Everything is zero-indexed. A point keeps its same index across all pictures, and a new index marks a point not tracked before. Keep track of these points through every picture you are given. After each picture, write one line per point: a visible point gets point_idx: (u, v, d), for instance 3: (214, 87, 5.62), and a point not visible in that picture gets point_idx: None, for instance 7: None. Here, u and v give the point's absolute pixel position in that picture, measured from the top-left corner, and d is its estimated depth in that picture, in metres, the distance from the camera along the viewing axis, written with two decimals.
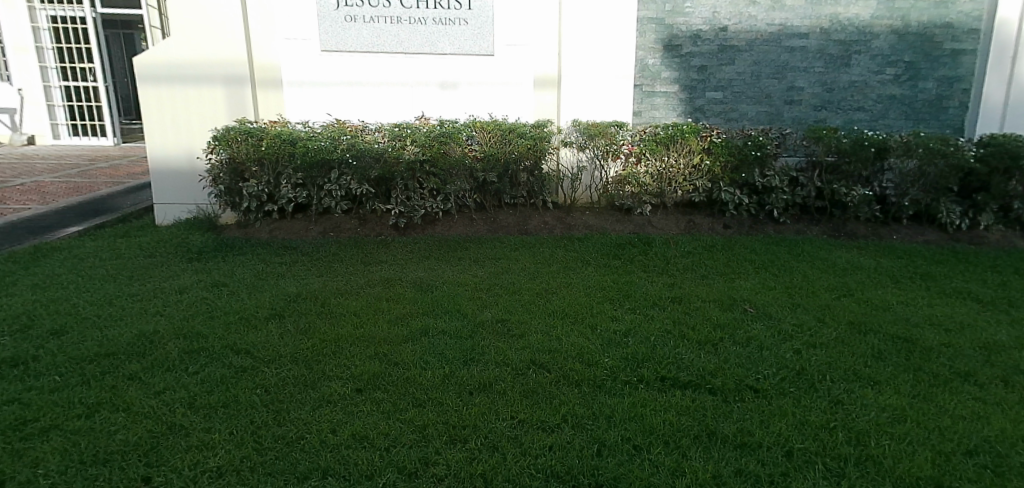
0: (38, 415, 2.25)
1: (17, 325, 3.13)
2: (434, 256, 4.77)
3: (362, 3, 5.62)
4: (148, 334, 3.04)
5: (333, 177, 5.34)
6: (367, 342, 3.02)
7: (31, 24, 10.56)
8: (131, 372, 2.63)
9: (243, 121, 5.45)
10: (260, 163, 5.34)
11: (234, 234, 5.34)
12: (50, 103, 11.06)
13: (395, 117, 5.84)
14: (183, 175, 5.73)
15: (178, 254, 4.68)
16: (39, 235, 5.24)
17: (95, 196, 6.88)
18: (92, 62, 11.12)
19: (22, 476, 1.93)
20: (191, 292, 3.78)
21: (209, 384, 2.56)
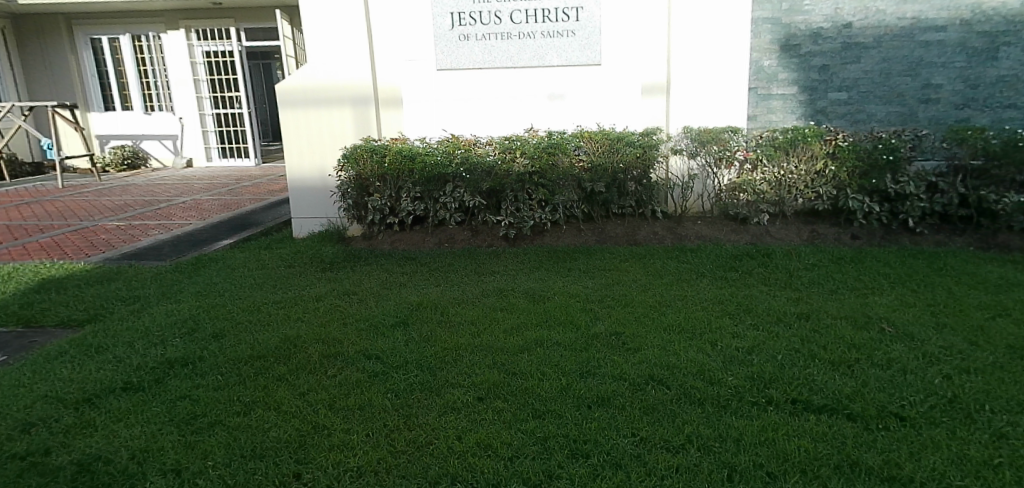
0: (205, 411, 2.52)
1: (185, 328, 3.53)
2: (544, 267, 4.83)
3: (475, 22, 5.81)
4: (292, 339, 3.32)
5: (448, 190, 5.56)
6: (485, 351, 3.11)
7: (190, 59, 11.91)
8: (279, 374, 2.89)
9: (368, 139, 5.80)
10: (383, 178, 5.65)
11: (360, 245, 5.70)
12: (204, 129, 12.39)
13: (506, 130, 6.00)
14: (313, 190, 6.17)
15: (313, 264, 5.06)
16: (199, 247, 5.87)
17: (241, 212, 7.61)
18: (238, 90, 12.14)
19: (195, 466, 2.13)
20: (325, 299, 4.08)
21: (345, 387, 2.74)
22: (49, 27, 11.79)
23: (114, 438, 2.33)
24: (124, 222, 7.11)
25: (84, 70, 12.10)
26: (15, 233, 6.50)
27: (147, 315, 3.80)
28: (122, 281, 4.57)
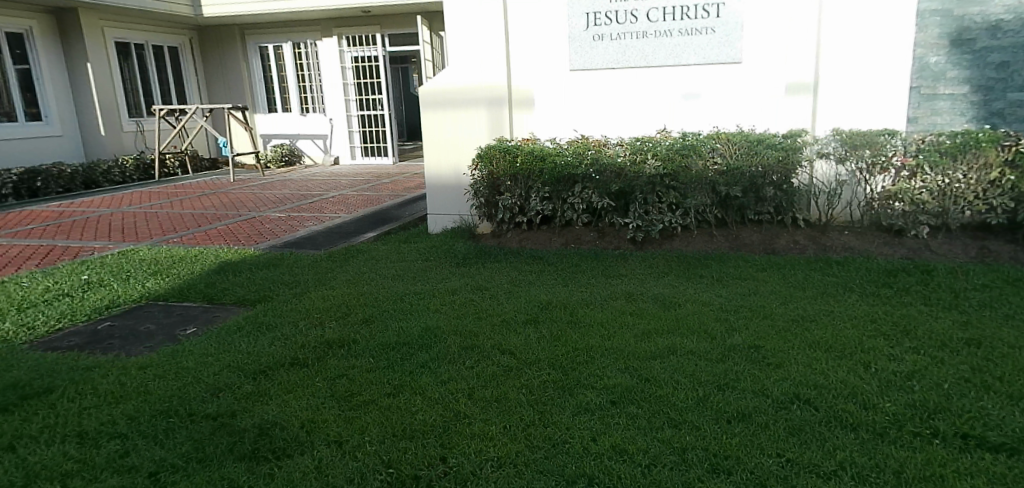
0: (359, 391, 2.74)
1: (338, 312, 3.86)
2: (674, 272, 4.72)
3: (611, 21, 5.80)
4: (432, 328, 3.52)
5: (576, 191, 5.58)
6: (617, 354, 3.12)
7: (340, 64, 12.88)
8: (422, 361, 3.07)
9: (501, 139, 5.95)
10: (513, 177, 5.76)
11: (490, 243, 5.89)
12: (349, 129, 13.34)
13: (637, 131, 5.93)
14: (448, 188, 6.46)
15: (447, 259, 5.31)
16: (348, 238, 6.37)
17: (382, 207, 8.13)
18: (380, 93, 12.94)
19: (354, 440, 2.34)
20: (459, 293, 4.28)
21: (483, 379, 2.86)
22: (227, 37, 13.28)
23: (285, 407, 2.61)
24: (284, 213, 7.86)
25: (252, 75, 13.46)
26: (199, 221, 7.42)
27: (306, 298, 4.20)
28: (284, 267, 5.07)
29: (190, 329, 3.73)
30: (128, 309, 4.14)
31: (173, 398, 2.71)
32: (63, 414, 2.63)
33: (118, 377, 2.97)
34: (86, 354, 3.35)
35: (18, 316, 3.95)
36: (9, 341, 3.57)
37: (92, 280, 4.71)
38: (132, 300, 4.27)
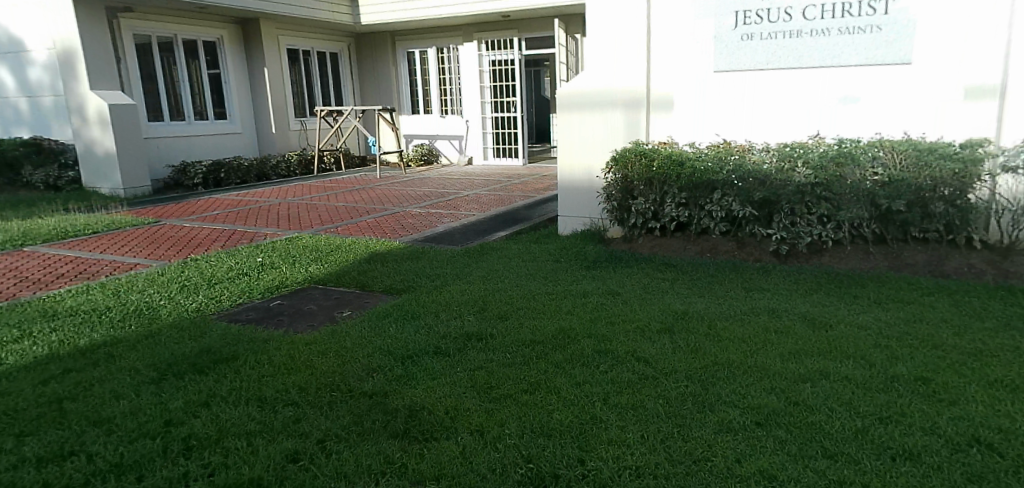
0: (498, 384, 2.84)
1: (475, 307, 4.00)
2: (824, 291, 4.38)
3: (762, 20, 5.49)
4: (566, 330, 3.54)
5: (715, 198, 5.32)
6: (761, 374, 2.96)
7: (478, 68, 13.31)
8: (557, 361, 3.11)
9: (638, 142, 5.85)
10: (648, 182, 5.62)
11: (620, 247, 5.81)
12: (484, 131, 13.77)
13: (786, 137, 5.58)
14: (581, 190, 6.45)
15: (579, 261, 5.32)
16: (482, 236, 6.58)
17: (514, 207, 8.31)
18: (514, 96, 13.17)
19: (494, 432, 2.42)
20: (592, 296, 4.27)
21: (619, 385, 2.84)
22: (379, 43, 14.23)
23: (430, 393, 2.76)
24: (424, 209, 8.29)
25: (400, 78, 14.27)
26: (350, 214, 8.02)
27: (446, 291, 4.40)
28: (426, 260, 5.34)
29: (346, 312, 4.06)
30: (294, 290, 4.59)
31: (334, 375, 2.98)
32: (245, 379, 2.98)
33: (288, 350, 3.31)
34: (260, 327, 3.76)
35: (207, 290, 4.51)
36: (201, 311, 4.10)
37: (264, 262, 5.27)
38: (297, 282, 4.72)
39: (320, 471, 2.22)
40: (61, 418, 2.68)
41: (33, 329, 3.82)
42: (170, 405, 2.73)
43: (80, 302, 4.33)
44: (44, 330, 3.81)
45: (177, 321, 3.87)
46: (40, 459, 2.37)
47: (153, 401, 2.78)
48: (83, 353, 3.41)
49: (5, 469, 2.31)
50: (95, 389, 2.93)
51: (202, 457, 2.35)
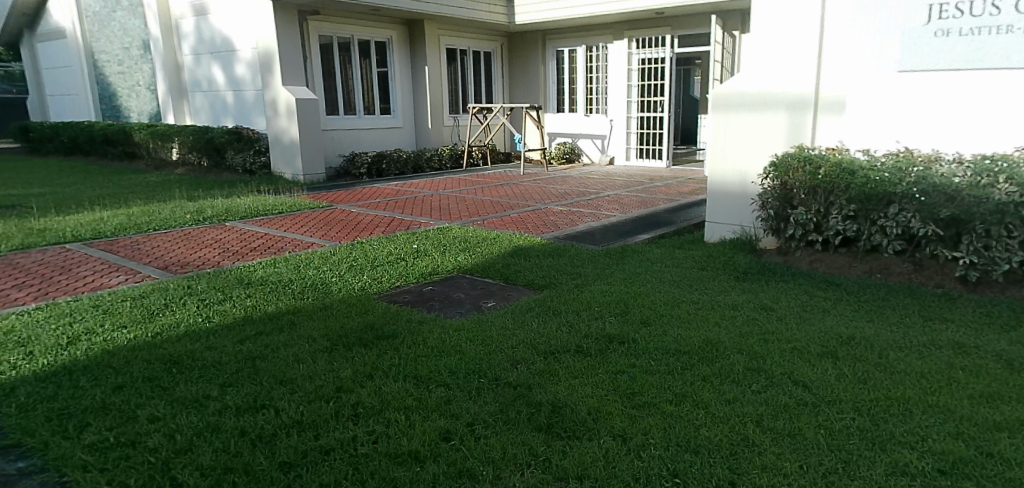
0: (642, 391, 2.79)
1: (618, 309, 3.97)
2: (1022, 328, 3.81)
3: (961, 14, 4.82)
4: (715, 343, 3.40)
5: (891, 212, 4.79)
6: (944, 416, 2.64)
7: (627, 66, 13.15)
8: (705, 375, 2.99)
9: (802, 147, 5.46)
10: (812, 191, 5.20)
11: (774, 259, 5.46)
12: (628, 131, 13.53)
13: (984, 147, 4.89)
14: (734, 195, 6.12)
15: (726, 271, 5.07)
16: (625, 237, 6.49)
17: (657, 210, 8.10)
18: (663, 95, 12.84)
19: (639, 440, 2.39)
20: (742, 309, 4.05)
21: (773, 407, 2.68)
22: (531, 42, 14.49)
23: (573, 391, 2.79)
24: (567, 208, 8.33)
25: (548, 76, 14.46)
26: (497, 208, 8.28)
27: (588, 290, 4.40)
28: (567, 258, 5.38)
29: (491, 302, 4.21)
30: (445, 277, 4.83)
31: (482, 362, 3.10)
32: (403, 356, 3.19)
33: (441, 334, 3.50)
34: (415, 310, 4.01)
35: (370, 271, 4.90)
36: (364, 290, 4.46)
37: (419, 249, 5.61)
38: (448, 270, 4.96)
39: (470, 453, 2.33)
40: (253, 373, 3.06)
41: (232, 294, 4.38)
42: (340, 373, 3.00)
43: (267, 273, 4.90)
44: (240, 295, 4.35)
45: (344, 297, 4.25)
46: (238, 408, 2.72)
47: (326, 367, 3.08)
48: (270, 318, 3.85)
49: (212, 413, 2.69)
50: (279, 352, 3.30)
51: (366, 424, 2.56)
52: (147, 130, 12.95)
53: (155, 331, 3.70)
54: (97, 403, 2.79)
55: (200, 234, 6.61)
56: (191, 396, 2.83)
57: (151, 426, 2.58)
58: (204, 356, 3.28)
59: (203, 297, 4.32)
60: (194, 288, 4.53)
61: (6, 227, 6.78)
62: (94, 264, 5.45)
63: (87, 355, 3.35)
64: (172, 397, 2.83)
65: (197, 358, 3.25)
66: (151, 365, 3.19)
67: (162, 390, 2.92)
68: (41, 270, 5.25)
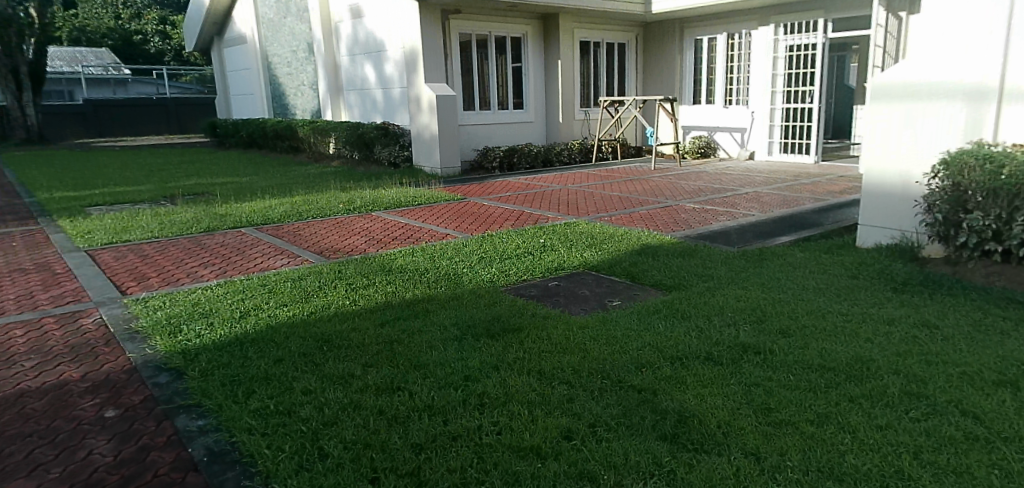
0: (779, 407, 2.61)
1: (754, 316, 3.74)
2: None
3: None
4: (866, 360, 3.10)
5: None
6: None
7: (772, 54, 12.31)
8: (853, 395, 2.74)
9: (981, 143, 4.82)
10: (991, 192, 4.57)
11: (940, 270, 4.87)
12: (772, 124, 12.68)
13: None
14: (893, 196, 5.52)
15: (881, 281, 4.60)
16: (764, 239, 6.10)
17: (801, 210, 7.53)
18: (812, 85, 11.84)
19: (774, 460, 2.24)
20: (898, 325, 3.65)
21: (935, 439, 2.39)
22: (669, 32, 14.01)
23: (702, 401, 2.67)
24: (699, 205, 8.00)
25: (684, 67, 13.94)
26: (627, 204, 8.12)
27: (719, 294, 4.19)
28: (699, 258, 5.16)
29: (617, 301, 4.14)
30: (571, 273, 4.82)
31: (606, 362, 3.06)
32: (528, 350, 3.23)
33: (566, 330, 3.50)
34: (541, 304, 4.05)
35: (500, 264, 5.01)
36: (493, 282, 4.56)
37: (546, 243, 5.65)
38: (574, 266, 4.95)
39: (591, 455, 2.31)
40: (390, 356, 3.24)
41: (375, 280, 4.68)
42: (469, 362, 3.09)
43: (406, 262, 5.18)
44: (383, 281, 4.63)
45: (474, 288, 4.38)
46: (377, 387, 2.90)
47: (456, 356, 3.19)
48: (408, 304, 4.07)
49: (354, 390, 2.88)
50: (413, 337, 3.47)
51: (491, 415, 2.62)
52: (308, 125, 14.20)
53: (310, 310, 4.04)
54: (260, 372, 3.11)
55: (350, 222, 7.13)
56: (338, 373, 3.06)
57: (303, 398, 2.82)
58: (349, 336, 3.53)
59: (350, 282, 4.64)
60: (343, 273, 4.89)
61: (196, 211, 7.77)
62: (263, 247, 6.07)
63: (254, 329, 3.74)
64: (321, 373, 3.08)
65: (344, 339, 3.50)
66: (305, 341, 3.49)
67: (313, 365, 3.19)
68: (221, 250, 5.93)
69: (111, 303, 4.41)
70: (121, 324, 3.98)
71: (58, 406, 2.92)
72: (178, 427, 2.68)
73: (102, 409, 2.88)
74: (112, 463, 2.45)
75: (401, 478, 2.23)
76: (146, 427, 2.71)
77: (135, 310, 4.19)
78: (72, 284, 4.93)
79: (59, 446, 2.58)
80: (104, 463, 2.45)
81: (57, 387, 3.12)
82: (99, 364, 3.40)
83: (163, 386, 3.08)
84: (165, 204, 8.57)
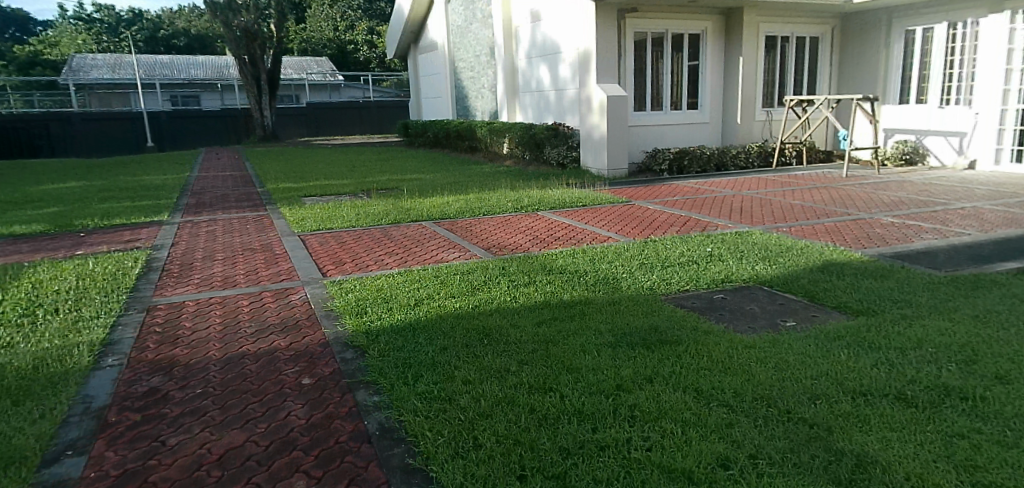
0: (989, 467, 2.21)
1: (963, 354, 3.20)
2: None
3: None
4: None
5: None
6: None
7: (1008, 46, 10.37)
8: None
9: None
10: None
11: None
12: (1002, 128, 10.78)
13: None
14: None
15: None
16: (980, 263, 5.21)
17: None
18: None
19: None
20: None
21: None
22: (874, 23, 12.54)
23: (888, 447, 2.34)
24: (899, 219, 7.05)
25: (892, 62, 12.32)
26: (811, 214, 7.41)
27: (918, 324, 3.65)
28: (895, 281, 4.55)
29: (791, 321, 3.79)
30: (739, 287, 4.51)
31: (773, 389, 2.81)
32: (685, 366, 3.07)
33: (728, 348, 3.29)
34: (704, 317, 3.84)
35: (662, 271, 4.85)
36: (655, 289, 4.42)
37: (714, 253, 5.35)
38: (743, 280, 4.62)
39: None
40: (545, 356, 3.27)
41: (537, 279, 4.76)
42: (622, 371, 3.02)
43: (567, 263, 5.20)
44: (543, 281, 4.70)
45: (635, 294, 4.27)
46: (531, 385, 2.94)
47: (609, 363, 3.13)
48: (566, 306, 4.08)
49: (509, 385, 2.95)
50: (568, 339, 3.47)
51: (642, 429, 2.52)
52: (486, 126, 14.88)
53: (475, 303, 4.22)
54: (426, 358, 3.31)
55: (518, 221, 7.34)
56: (494, 367, 3.15)
57: (462, 388, 2.94)
58: (508, 332, 3.62)
59: (514, 278, 4.77)
60: (507, 270, 5.03)
61: (386, 204, 8.51)
62: (438, 240, 6.46)
63: (424, 316, 3.99)
64: (480, 365, 3.19)
65: (503, 334, 3.60)
66: (468, 333, 3.65)
67: (473, 357, 3.32)
68: (403, 241, 6.42)
69: (313, 283, 4.97)
70: (320, 303, 4.47)
71: (267, 369, 3.35)
72: (357, 400, 2.94)
73: (300, 376, 3.25)
74: (304, 426, 2.74)
75: (547, 480, 2.23)
76: (333, 397, 3.00)
77: (330, 291, 4.68)
78: (286, 263, 5.63)
79: (265, 404, 2.94)
80: (298, 425, 2.75)
81: (268, 353, 3.57)
82: (300, 336, 3.85)
83: (348, 361, 3.40)
84: (361, 197, 9.52)
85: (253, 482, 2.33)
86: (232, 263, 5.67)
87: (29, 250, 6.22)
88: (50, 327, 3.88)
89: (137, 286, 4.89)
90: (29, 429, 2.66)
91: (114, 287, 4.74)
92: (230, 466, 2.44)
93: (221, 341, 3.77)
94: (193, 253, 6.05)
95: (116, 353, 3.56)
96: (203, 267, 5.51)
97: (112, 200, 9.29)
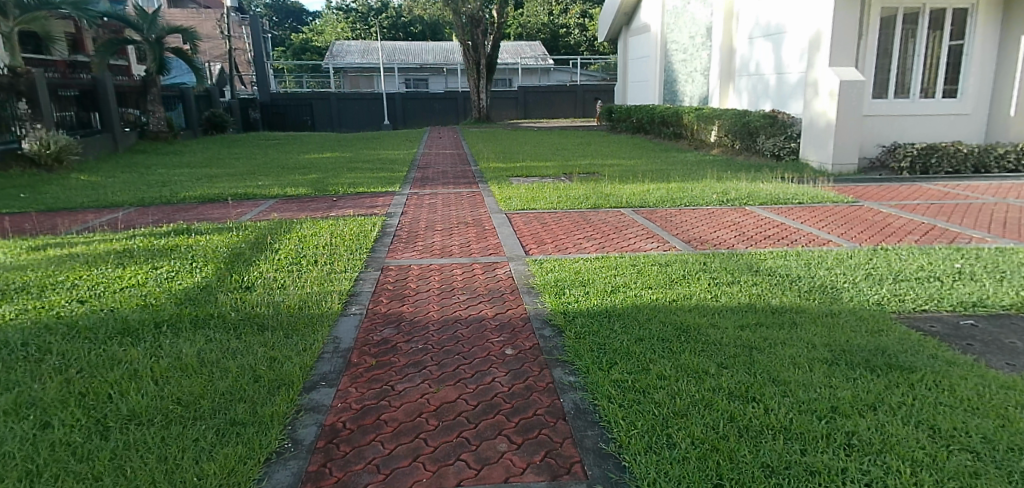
0: None
1: None
2: None
3: None
4: None
5: None
6: None
7: None
8: None
9: None
10: None
11: None
12: None
13: None
14: None
15: None
16: None
17: None
18: None
19: None
20: None
21: None
22: None
23: None
24: None
25: None
26: None
27: None
28: None
29: None
30: (995, 314, 3.84)
31: None
32: (918, 398, 2.73)
33: (977, 386, 2.84)
34: (946, 346, 3.34)
35: (892, 285, 4.30)
36: (882, 305, 3.95)
37: (963, 271, 4.61)
38: (1002, 306, 3.92)
39: None
40: (750, 363, 3.11)
41: (742, 279, 4.52)
42: (839, 393, 2.77)
43: (778, 265, 4.86)
44: (748, 281, 4.45)
45: (858, 308, 3.87)
46: (731, 391, 2.83)
47: (825, 381, 2.89)
48: (771, 312, 3.84)
49: (708, 388, 2.87)
50: (776, 348, 3.27)
51: (861, 461, 2.31)
52: (694, 112, 14.32)
53: (673, 297, 4.14)
54: (622, 346, 3.34)
55: (723, 215, 6.99)
56: (693, 367, 3.08)
57: (658, 382, 2.93)
58: (708, 332, 3.51)
59: (716, 276, 4.59)
60: (708, 266, 4.86)
61: (588, 188, 8.66)
62: (637, 228, 6.41)
63: (621, 305, 4.02)
64: (678, 362, 3.14)
65: (703, 333, 3.50)
66: (664, 327, 3.61)
67: (670, 352, 3.27)
68: (603, 227, 6.49)
69: (517, 260, 5.26)
70: (523, 279, 4.72)
71: (476, 335, 3.64)
72: (555, 378, 3.08)
73: (504, 346, 3.48)
74: (506, 393, 2.94)
75: None
76: (533, 370, 3.17)
77: (532, 269, 4.92)
78: (494, 239, 6.02)
79: (474, 367, 3.21)
80: (501, 391, 2.96)
81: (476, 320, 3.88)
82: (505, 308, 4.12)
83: (547, 338, 3.57)
84: (564, 180, 9.80)
85: (462, 436, 2.57)
86: (448, 234, 6.21)
87: (296, 209, 7.41)
88: (311, 276, 4.61)
89: (375, 247, 5.59)
90: (297, 357, 3.23)
91: (358, 246, 5.46)
92: (444, 417, 2.72)
93: (439, 304, 4.17)
94: (417, 223, 6.71)
95: (358, 304, 4.14)
96: (425, 236, 6.12)
97: (356, 170, 10.67)
